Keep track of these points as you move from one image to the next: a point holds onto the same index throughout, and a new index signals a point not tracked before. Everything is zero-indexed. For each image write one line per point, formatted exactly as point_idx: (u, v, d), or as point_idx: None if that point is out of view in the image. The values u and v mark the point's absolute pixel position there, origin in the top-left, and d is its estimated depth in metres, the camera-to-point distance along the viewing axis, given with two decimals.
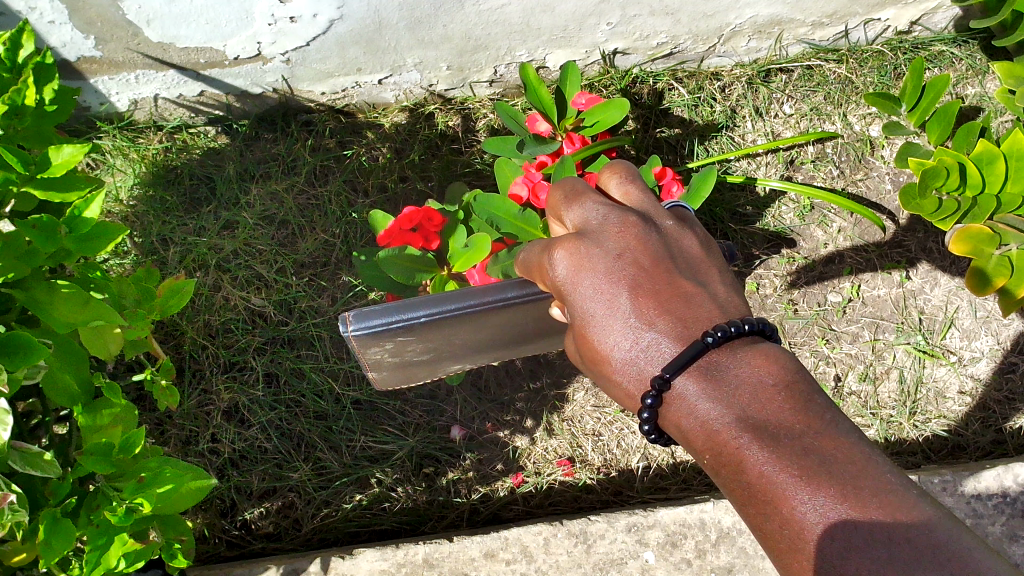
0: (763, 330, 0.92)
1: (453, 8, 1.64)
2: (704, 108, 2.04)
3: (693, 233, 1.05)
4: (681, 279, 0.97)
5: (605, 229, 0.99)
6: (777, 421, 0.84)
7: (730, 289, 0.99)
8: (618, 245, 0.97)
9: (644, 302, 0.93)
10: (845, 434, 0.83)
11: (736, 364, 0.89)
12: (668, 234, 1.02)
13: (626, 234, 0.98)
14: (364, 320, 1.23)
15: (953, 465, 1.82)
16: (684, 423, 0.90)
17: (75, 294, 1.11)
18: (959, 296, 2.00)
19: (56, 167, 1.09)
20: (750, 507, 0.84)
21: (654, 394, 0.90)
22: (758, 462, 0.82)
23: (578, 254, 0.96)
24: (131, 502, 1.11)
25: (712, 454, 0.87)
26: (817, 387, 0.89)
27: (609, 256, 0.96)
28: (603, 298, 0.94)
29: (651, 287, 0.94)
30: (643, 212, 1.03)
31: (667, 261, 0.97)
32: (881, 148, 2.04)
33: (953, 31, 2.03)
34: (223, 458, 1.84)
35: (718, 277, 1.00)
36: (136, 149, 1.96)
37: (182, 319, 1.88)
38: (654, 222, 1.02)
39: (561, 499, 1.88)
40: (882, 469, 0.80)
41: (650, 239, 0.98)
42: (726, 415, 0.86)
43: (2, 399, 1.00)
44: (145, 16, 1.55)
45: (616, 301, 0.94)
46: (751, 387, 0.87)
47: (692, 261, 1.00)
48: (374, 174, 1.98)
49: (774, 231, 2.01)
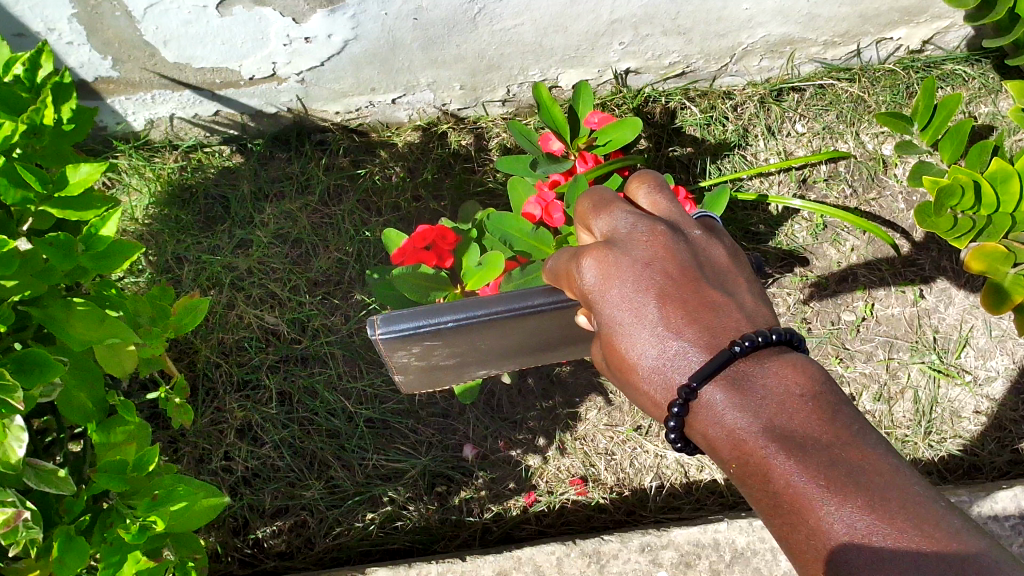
0: (790, 339, 0.92)
1: (466, 28, 1.66)
2: (716, 127, 2.04)
3: (721, 242, 1.04)
4: (708, 288, 0.96)
5: (634, 238, 0.98)
6: (805, 431, 0.84)
7: (757, 299, 0.99)
8: (647, 254, 0.96)
9: (672, 311, 0.93)
10: (874, 445, 0.83)
11: (764, 373, 0.89)
12: (696, 243, 1.01)
13: (655, 243, 0.97)
14: (392, 324, 1.23)
15: (970, 486, 1.80)
16: (711, 431, 0.90)
17: (91, 312, 1.11)
18: (973, 315, 1.99)
19: (73, 186, 1.10)
20: (777, 516, 0.84)
21: (681, 403, 0.90)
22: (786, 472, 0.82)
23: (607, 262, 0.96)
24: (146, 519, 1.10)
25: (739, 463, 0.87)
26: (844, 397, 0.88)
27: (638, 265, 0.95)
28: (631, 307, 0.94)
29: (679, 296, 0.94)
30: (671, 221, 1.03)
31: (695, 270, 0.97)
32: (894, 166, 2.04)
33: (965, 50, 2.04)
34: (235, 476, 1.84)
35: (746, 287, 1.00)
36: (151, 168, 1.97)
37: (196, 337, 1.89)
38: (682, 230, 1.02)
39: (574, 518, 1.87)
40: (910, 481, 0.80)
41: (678, 248, 0.98)
42: (753, 424, 0.86)
43: (17, 416, 1.01)
44: (162, 37, 1.57)
45: (644, 310, 0.93)
46: (778, 397, 0.87)
47: (720, 271, 1.00)
48: (388, 193, 1.99)
49: (787, 249, 2.00)
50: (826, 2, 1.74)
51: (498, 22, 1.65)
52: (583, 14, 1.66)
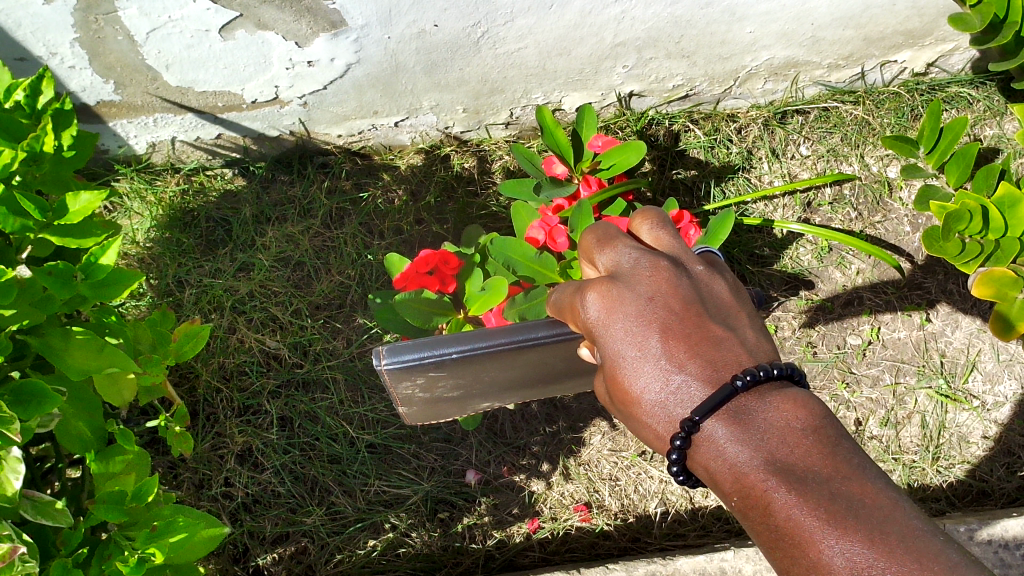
0: (792, 374, 0.90)
1: (470, 52, 1.65)
2: (720, 149, 2.04)
3: (723, 277, 1.02)
4: (711, 322, 0.94)
5: (637, 273, 0.97)
6: (806, 465, 0.82)
7: (759, 333, 0.97)
8: (650, 289, 0.95)
9: (675, 345, 0.91)
10: (874, 479, 0.81)
11: (765, 407, 0.87)
12: (699, 279, 1.00)
13: (658, 278, 0.96)
14: (397, 354, 1.21)
15: (978, 513, 1.78)
16: (713, 465, 0.88)
17: (91, 341, 1.11)
18: (981, 339, 1.98)
19: (73, 214, 1.08)
20: (777, 550, 0.82)
21: (683, 436, 0.88)
22: (786, 505, 0.80)
23: (610, 296, 0.95)
24: (144, 552, 1.10)
25: (740, 497, 0.85)
26: (844, 432, 0.87)
27: (641, 299, 0.94)
28: (634, 341, 0.92)
29: (681, 330, 0.92)
30: (674, 257, 1.01)
31: (697, 304, 0.95)
32: (899, 189, 2.03)
33: (969, 72, 2.03)
34: (236, 502, 1.82)
35: (748, 322, 0.98)
36: (153, 191, 1.96)
37: (196, 362, 1.88)
38: (685, 266, 1.00)
39: (579, 545, 1.85)
40: (910, 515, 0.78)
41: (681, 283, 0.96)
42: (754, 457, 0.84)
43: (15, 447, 1.00)
44: (164, 61, 1.56)
45: (646, 344, 0.92)
46: (779, 431, 0.85)
47: (722, 305, 0.98)
48: (390, 217, 1.98)
49: (792, 272, 1.99)
50: (829, 25, 1.74)
51: (501, 45, 1.64)
52: (586, 38, 1.66)
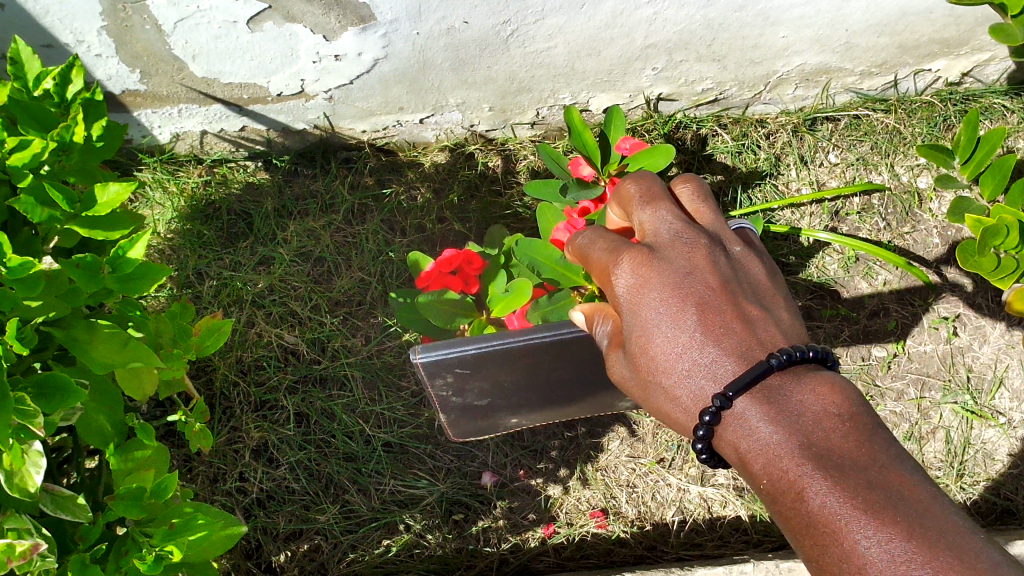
0: (824, 358, 0.97)
1: (498, 50, 1.63)
2: (748, 155, 2.01)
3: (759, 261, 1.10)
4: (745, 304, 1.02)
5: (676, 245, 1.04)
6: (839, 451, 0.88)
7: (789, 317, 1.05)
8: (687, 265, 1.02)
9: (709, 322, 0.99)
10: (907, 470, 0.86)
11: (798, 391, 0.94)
12: (736, 260, 1.07)
13: (696, 256, 1.03)
14: (430, 350, 1.30)
15: (1004, 533, 1.76)
16: (741, 443, 0.94)
17: (115, 336, 1.09)
18: (1009, 355, 1.95)
19: (101, 206, 1.08)
20: (805, 534, 0.87)
21: (713, 412, 0.94)
22: (818, 489, 0.86)
23: (649, 266, 1.02)
24: (162, 549, 1.09)
25: (770, 478, 0.91)
26: (873, 419, 0.93)
27: (679, 272, 1.01)
28: (670, 314, 1.00)
29: (717, 308, 1.00)
30: (714, 235, 1.08)
31: (732, 286, 1.03)
32: (929, 201, 2.00)
33: (1005, 83, 1.99)
34: (250, 498, 1.82)
35: (779, 305, 1.06)
36: (175, 182, 1.94)
37: (214, 355, 1.86)
38: (725, 246, 1.07)
39: (594, 552, 1.83)
40: (945, 510, 0.83)
41: (718, 264, 1.04)
42: (789, 441, 0.90)
43: (36, 441, 1.01)
44: (191, 51, 1.55)
45: (683, 318, 0.99)
46: (814, 414, 0.92)
47: (755, 286, 1.06)
48: (413, 214, 1.96)
49: (818, 282, 1.95)
50: (865, 32, 1.70)
51: (530, 44, 1.62)
52: (617, 39, 1.64)
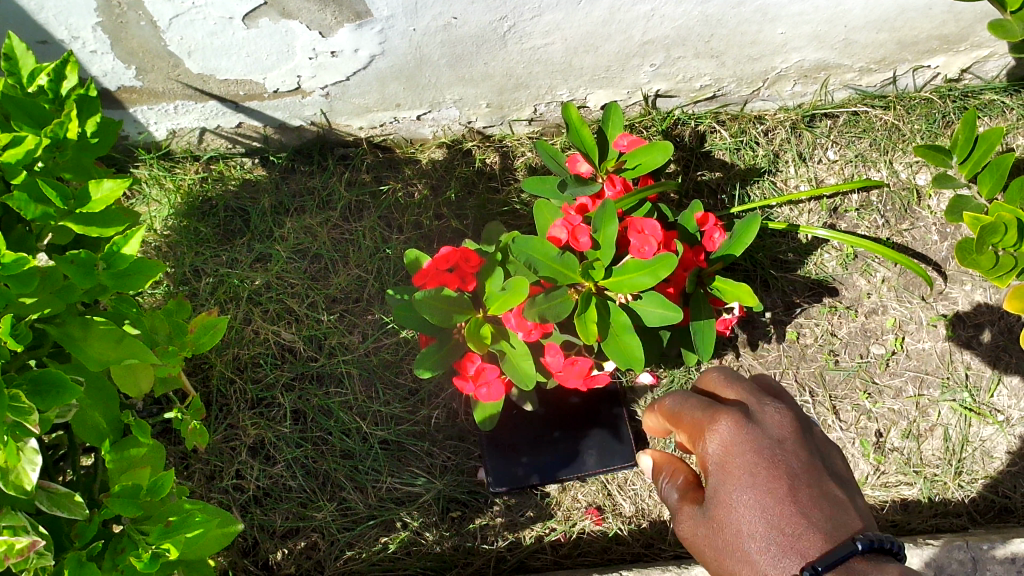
0: (899, 554, 1.04)
1: (495, 46, 1.62)
2: (746, 152, 2.01)
3: (835, 464, 1.21)
4: (828, 484, 1.12)
5: (769, 418, 1.19)
6: None
7: (871, 517, 1.13)
8: (777, 438, 1.16)
9: (795, 496, 1.08)
10: None
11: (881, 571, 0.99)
12: (819, 446, 1.21)
13: (787, 439, 1.16)
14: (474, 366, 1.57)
15: (1001, 531, 1.76)
16: None
17: (110, 331, 1.09)
18: (1008, 352, 1.94)
19: (96, 202, 1.07)
20: None
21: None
22: None
23: (736, 440, 1.15)
24: (158, 547, 1.08)
25: None
26: None
27: (766, 443, 1.14)
28: (759, 493, 1.10)
29: (802, 488, 1.10)
30: (797, 419, 1.21)
31: (815, 470, 1.13)
32: (928, 198, 2.00)
33: (1004, 80, 1.99)
34: (247, 495, 1.82)
35: (857, 496, 1.17)
36: (171, 179, 1.94)
37: (211, 353, 1.86)
38: (802, 427, 1.20)
39: (591, 550, 1.86)
40: None
41: (801, 453, 1.15)
42: None
43: (32, 438, 1.00)
44: (187, 48, 1.54)
45: (772, 492, 1.09)
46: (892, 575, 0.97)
47: (835, 476, 1.17)
48: (410, 211, 1.96)
49: (816, 279, 1.94)
50: (863, 28, 1.70)
51: (527, 40, 1.61)
52: (614, 35, 1.63)
